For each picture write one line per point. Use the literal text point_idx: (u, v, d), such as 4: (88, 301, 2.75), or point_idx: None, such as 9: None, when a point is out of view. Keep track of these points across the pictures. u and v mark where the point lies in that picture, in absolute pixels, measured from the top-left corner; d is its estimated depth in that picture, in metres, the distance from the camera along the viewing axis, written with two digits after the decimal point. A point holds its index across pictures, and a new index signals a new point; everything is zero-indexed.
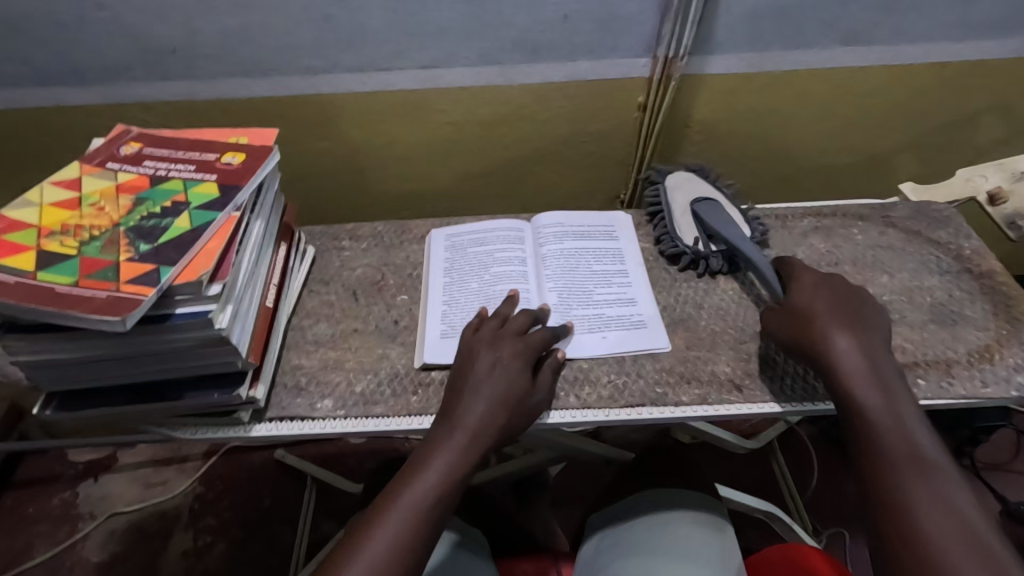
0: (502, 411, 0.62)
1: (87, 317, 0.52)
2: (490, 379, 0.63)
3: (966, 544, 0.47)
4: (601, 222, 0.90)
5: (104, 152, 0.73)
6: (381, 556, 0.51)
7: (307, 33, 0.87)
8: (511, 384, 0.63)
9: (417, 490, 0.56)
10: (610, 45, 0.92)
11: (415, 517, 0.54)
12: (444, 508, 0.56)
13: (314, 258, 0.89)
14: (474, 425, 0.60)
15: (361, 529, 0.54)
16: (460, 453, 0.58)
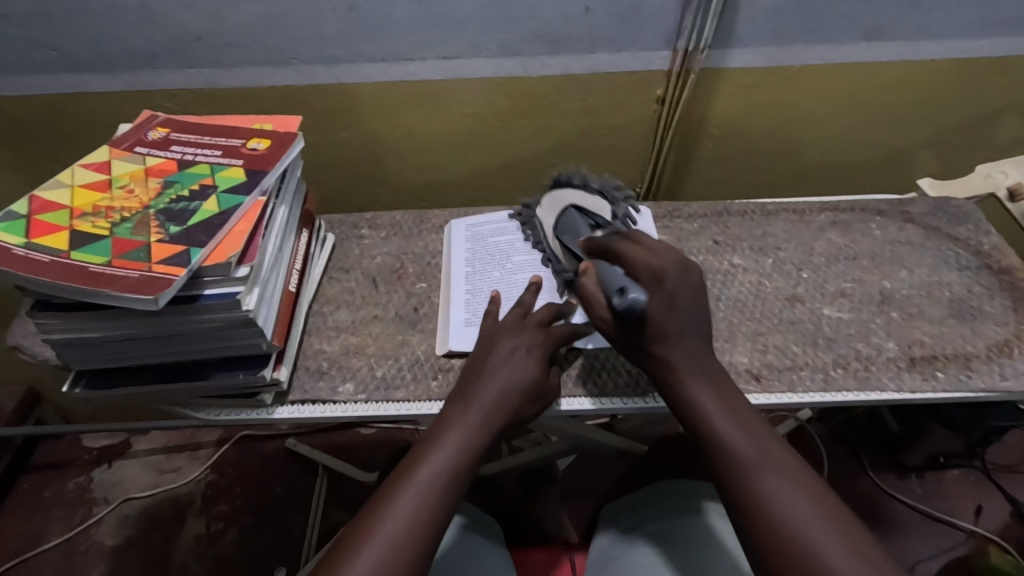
0: (519, 393, 0.62)
1: (120, 295, 0.53)
2: (511, 364, 0.64)
3: (801, 494, 0.49)
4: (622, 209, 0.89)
5: (132, 137, 0.74)
6: (400, 531, 0.51)
7: (330, 22, 0.88)
8: (528, 367, 0.64)
9: (432, 465, 0.56)
10: (631, 37, 0.92)
11: (429, 492, 0.54)
12: (460, 483, 0.56)
13: (334, 246, 0.90)
14: (490, 403, 0.61)
15: (377, 503, 0.54)
16: (473, 430, 0.59)
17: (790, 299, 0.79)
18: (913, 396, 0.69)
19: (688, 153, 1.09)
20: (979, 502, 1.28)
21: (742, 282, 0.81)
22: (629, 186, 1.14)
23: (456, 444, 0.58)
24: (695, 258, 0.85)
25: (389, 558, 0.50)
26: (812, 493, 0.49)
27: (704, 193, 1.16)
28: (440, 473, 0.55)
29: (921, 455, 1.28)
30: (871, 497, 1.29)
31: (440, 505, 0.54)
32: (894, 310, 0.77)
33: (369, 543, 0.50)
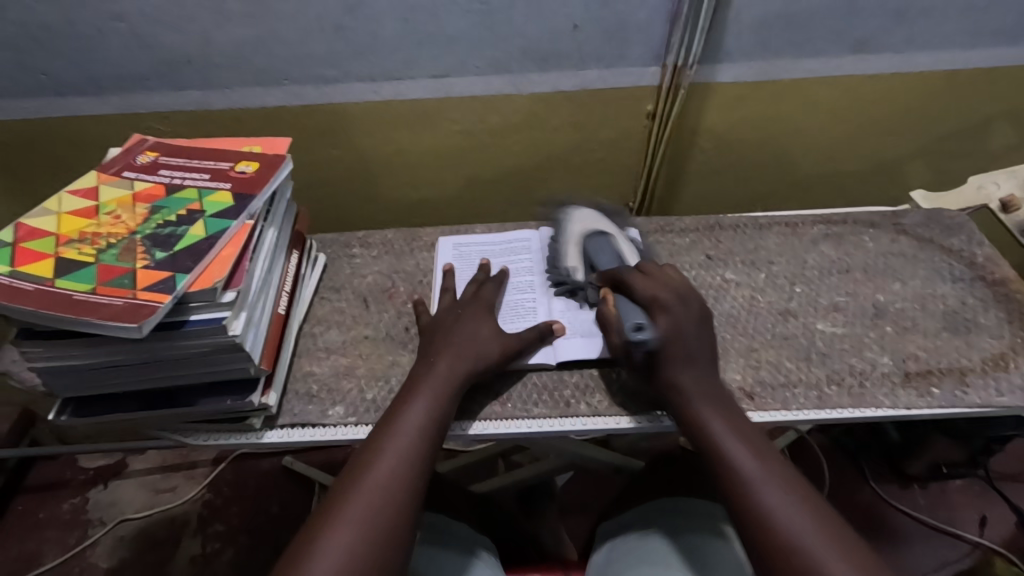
0: (477, 357, 0.68)
1: (103, 323, 0.53)
2: (462, 333, 0.70)
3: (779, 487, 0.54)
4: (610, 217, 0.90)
5: (120, 161, 0.74)
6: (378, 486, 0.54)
7: (320, 43, 0.88)
8: (481, 336, 0.70)
9: (402, 425, 0.60)
10: (620, 54, 0.93)
11: (405, 452, 0.58)
12: (433, 439, 0.60)
13: (325, 265, 0.89)
14: (448, 367, 0.66)
15: (355, 465, 0.57)
16: (435, 391, 0.64)
17: (783, 313, 0.79)
18: (908, 411, 0.68)
19: (680, 166, 1.09)
20: (983, 512, 1.26)
21: (734, 297, 0.81)
22: (622, 200, 1.14)
23: (420, 406, 0.62)
24: (687, 273, 0.85)
25: (370, 511, 0.53)
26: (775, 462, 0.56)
27: (697, 205, 1.16)
28: (411, 432, 0.59)
29: (923, 465, 1.27)
30: (874, 508, 1.28)
31: (416, 461, 0.57)
32: (887, 324, 0.76)
33: (348, 505, 0.53)
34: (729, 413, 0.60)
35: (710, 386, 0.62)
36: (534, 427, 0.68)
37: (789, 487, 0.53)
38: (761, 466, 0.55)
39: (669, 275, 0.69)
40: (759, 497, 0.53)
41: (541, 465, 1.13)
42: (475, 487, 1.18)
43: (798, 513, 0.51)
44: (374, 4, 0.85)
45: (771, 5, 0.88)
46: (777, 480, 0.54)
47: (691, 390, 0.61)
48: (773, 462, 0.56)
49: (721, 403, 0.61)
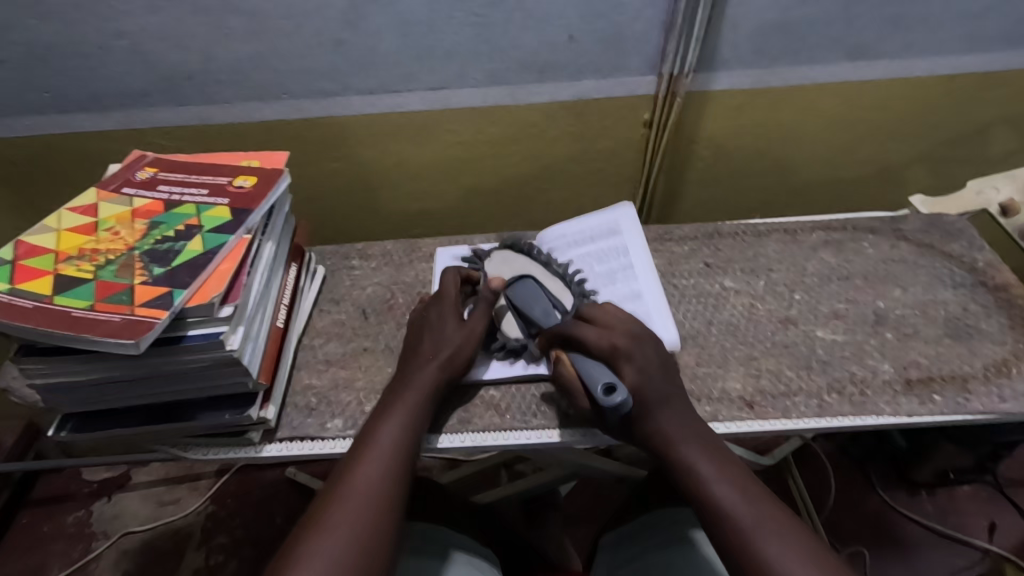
0: (449, 363, 0.67)
1: (101, 340, 0.53)
2: (432, 337, 0.69)
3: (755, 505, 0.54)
4: (601, 223, 0.87)
5: (120, 178, 0.74)
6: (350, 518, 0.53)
7: (318, 57, 0.89)
8: (455, 340, 0.68)
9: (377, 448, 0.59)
10: (616, 64, 0.93)
11: (379, 478, 0.57)
12: (406, 459, 0.60)
13: (324, 277, 0.89)
14: (425, 379, 0.66)
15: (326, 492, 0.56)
16: (411, 409, 0.63)
17: (783, 321, 0.78)
18: (910, 419, 0.67)
19: (679, 174, 1.09)
20: (992, 519, 1.24)
21: (733, 305, 0.81)
22: None
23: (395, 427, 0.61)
24: (686, 281, 0.85)
25: (344, 542, 0.51)
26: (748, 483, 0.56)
27: (697, 212, 1.16)
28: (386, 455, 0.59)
29: (931, 471, 1.25)
30: (882, 515, 1.26)
31: (391, 485, 0.57)
32: (888, 331, 0.76)
33: (320, 531, 0.52)
34: (703, 446, 0.59)
35: (682, 420, 0.61)
36: (534, 438, 0.68)
37: (773, 514, 0.53)
38: (745, 503, 0.54)
39: (616, 316, 0.67)
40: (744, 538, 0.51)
41: (544, 474, 1.13)
42: (477, 497, 1.17)
43: (790, 549, 0.50)
44: (372, 18, 0.85)
45: (767, 13, 0.88)
46: (762, 518, 0.52)
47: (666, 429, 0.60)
48: (754, 497, 0.54)
49: (692, 435, 0.60)
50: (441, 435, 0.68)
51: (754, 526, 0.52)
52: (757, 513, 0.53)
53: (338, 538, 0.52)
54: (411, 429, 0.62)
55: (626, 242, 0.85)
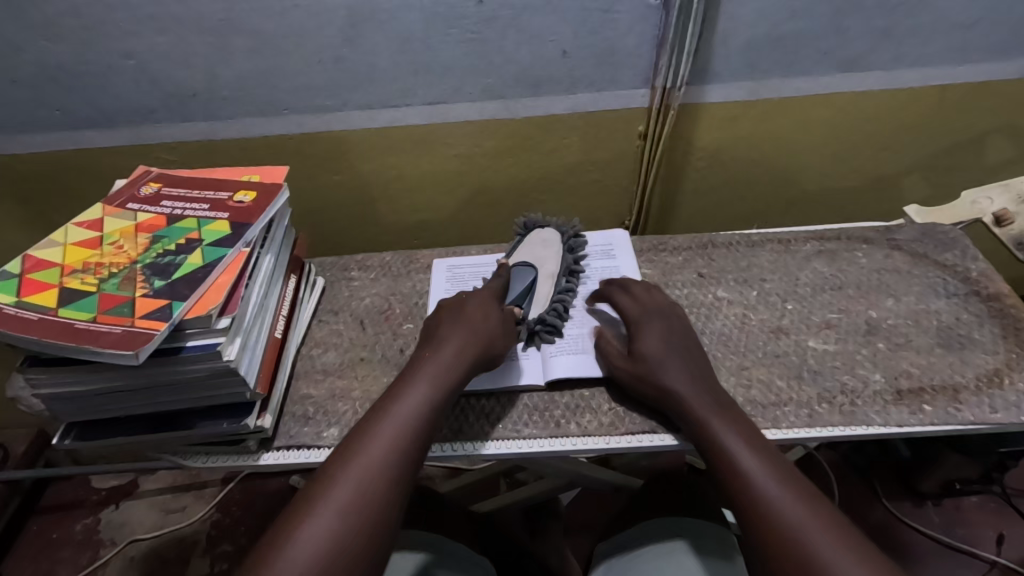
0: (481, 349, 0.68)
1: (102, 351, 0.55)
2: (467, 318, 0.70)
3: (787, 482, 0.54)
4: (597, 244, 0.91)
5: (125, 193, 0.77)
6: (354, 495, 0.53)
7: (319, 74, 0.91)
8: (487, 327, 0.69)
9: (390, 426, 0.58)
10: (610, 77, 0.95)
11: (389, 456, 0.56)
12: (418, 439, 0.58)
13: (323, 289, 0.91)
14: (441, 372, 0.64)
15: (335, 464, 0.55)
16: (431, 387, 0.62)
17: (775, 331, 0.79)
18: (900, 430, 0.67)
19: (676, 185, 1.10)
20: (1000, 530, 1.23)
21: (726, 314, 0.82)
22: (618, 218, 1.15)
23: (414, 403, 0.60)
24: (679, 291, 0.85)
25: (345, 521, 0.51)
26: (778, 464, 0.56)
27: (694, 222, 1.17)
28: (399, 432, 0.58)
29: (935, 482, 1.24)
30: (886, 526, 1.25)
31: (400, 466, 0.56)
32: (880, 341, 0.76)
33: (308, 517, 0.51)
34: (735, 426, 0.60)
35: (716, 403, 0.63)
36: (524, 447, 0.69)
37: (803, 492, 0.53)
38: (777, 483, 0.54)
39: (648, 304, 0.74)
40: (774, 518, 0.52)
41: (543, 484, 1.13)
42: (477, 506, 1.18)
43: (822, 531, 0.50)
44: (370, 36, 0.87)
45: (757, 27, 0.89)
46: (793, 500, 0.53)
47: (700, 408, 0.62)
48: (786, 478, 0.55)
49: (725, 415, 0.61)
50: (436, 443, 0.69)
51: (783, 506, 0.52)
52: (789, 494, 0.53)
53: (339, 515, 0.51)
54: (429, 406, 0.61)
55: (618, 265, 0.88)
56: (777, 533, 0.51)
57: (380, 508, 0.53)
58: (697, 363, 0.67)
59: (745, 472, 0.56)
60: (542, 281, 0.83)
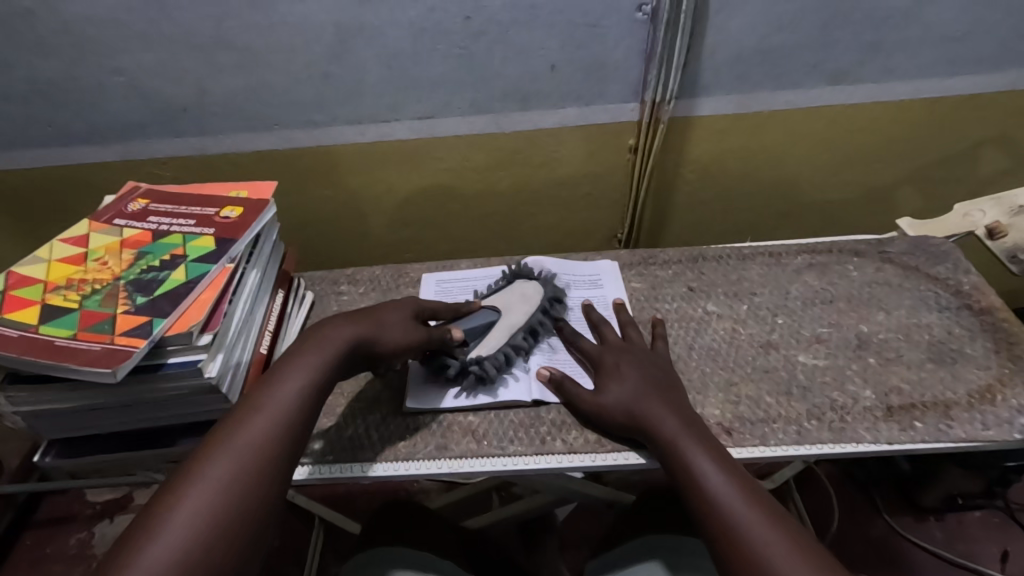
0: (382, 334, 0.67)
1: (80, 368, 0.55)
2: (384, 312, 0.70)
3: (766, 520, 0.52)
4: (587, 271, 0.91)
5: (112, 209, 0.77)
6: (238, 464, 0.49)
7: (309, 90, 0.92)
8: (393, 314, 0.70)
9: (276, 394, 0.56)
10: (599, 91, 0.95)
11: (276, 424, 0.53)
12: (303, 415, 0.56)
13: (312, 303, 0.91)
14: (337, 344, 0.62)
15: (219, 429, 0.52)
16: (323, 359, 0.60)
17: (765, 346, 0.78)
18: (890, 447, 0.66)
19: (668, 199, 1.10)
20: (1004, 546, 1.20)
21: (716, 329, 0.81)
22: (611, 231, 1.15)
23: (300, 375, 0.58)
24: (669, 305, 0.85)
25: (235, 482, 0.49)
26: (758, 498, 0.55)
27: (686, 235, 1.17)
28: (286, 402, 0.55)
29: (937, 496, 1.21)
30: (889, 541, 1.22)
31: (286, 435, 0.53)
32: (871, 355, 0.75)
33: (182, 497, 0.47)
34: (703, 445, 0.60)
35: (685, 422, 0.63)
36: (509, 465, 0.68)
37: (784, 528, 0.52)
38: (744, 502, 0.54)
39: (636, 343, 0.74)
40: (739, 536, 0.52)
41: (536, 500, 1.11)
42: (470, 522, 1.16)
43: (788, 548, 0.50)
44: (359, 52, 0.88)
45: (744, 42, 0.90)
46: (759, 519, 0.52)
47: (669, 426, 0.62)
48: (752, 499, 0.54)
49: (694, 434, 0.61)
50: (419, 460, 0.69)
51: (749, 522, 0.52)
52: (756, 513, 0.53)
53: (226, 479, 0.48)
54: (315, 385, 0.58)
55: (607, 293, 0.87)
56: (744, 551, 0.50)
57: (261, 481, 0.50)
58: (665, 388, 0.67)
59: (713, 489, 0.56)
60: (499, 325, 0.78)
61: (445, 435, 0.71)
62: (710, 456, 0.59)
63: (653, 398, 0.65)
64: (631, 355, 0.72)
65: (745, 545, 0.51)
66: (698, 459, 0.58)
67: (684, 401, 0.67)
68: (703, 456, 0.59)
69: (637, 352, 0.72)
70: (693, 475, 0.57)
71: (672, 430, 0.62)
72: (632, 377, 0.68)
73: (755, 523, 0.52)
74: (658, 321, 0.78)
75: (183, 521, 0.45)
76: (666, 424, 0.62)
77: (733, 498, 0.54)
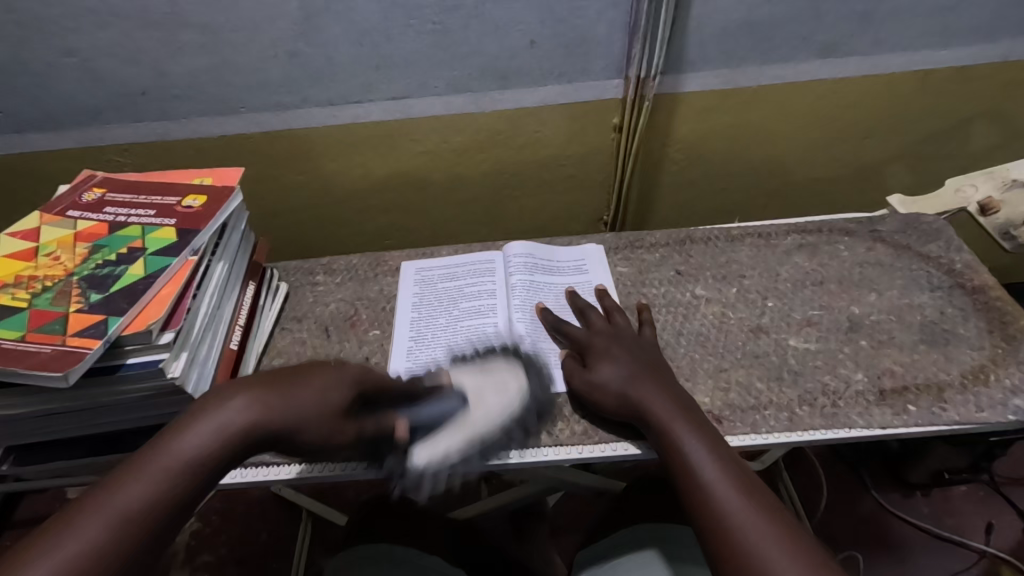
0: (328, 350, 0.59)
1: (29, 373, 0.51)
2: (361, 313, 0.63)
3: (758, 511, 0.50)
4: (571, 257, 0.88)
5: (67, 200, 0.72)
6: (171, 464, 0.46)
7: (274, 70, 0.87)
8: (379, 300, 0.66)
9: (211, 404, 0.50)
10: (580, 68, 0.91)
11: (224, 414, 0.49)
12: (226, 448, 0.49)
13: (287, 294, 0.87)
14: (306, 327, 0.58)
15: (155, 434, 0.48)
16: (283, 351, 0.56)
17: (754, 330, 0.76)
18: (883, 432, 0.65)
19: (654, 179, 1.07)
20: (989, 519, 1.20)
21: (704, 313, 0.79)
22: (596, 214, 1.12)
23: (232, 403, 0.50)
24: (656, 290, 0.82)
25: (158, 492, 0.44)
26: (752, 488, 0.52)
27: (673, 218, 1.14)
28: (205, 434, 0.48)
29: (924, 472, 1.21)
30: (876, 518, 1.22)
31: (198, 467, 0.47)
32: (862, 338, 0.73)
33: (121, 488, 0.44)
34: (697, 427, 0.58)
35: (677, 405, 0.60)
36: (494, 459, 0.65)
37: (775, 520, 0.49)
38: (740, 490, 0.52)
39: (622, 326, 0.72)
40: (733, 524, 0.49)
41: (524, 489, 1.09)
42: (458, 512, 1.15)
43: (783, 540, 0.47)
44: (327, 28, 0.83)
45: (731, 14, 0.86)
46: (754, 506, 0.50)
47: (660, 408, 0.60)
48: (744, 485, 0.52)
49: (687, 416, 0.59)
50: None
51: (740, 512, 0.50)
52: (750, 502, 0.51)
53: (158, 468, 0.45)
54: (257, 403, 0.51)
55: (592, 279, 0.84)
56: (738, 539, 0.48)
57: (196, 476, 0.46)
58: (660, 371, 0.65)
59: (709, 473, 0.53)
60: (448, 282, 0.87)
61: (440, 390, 0.67)
62: (703, 441, 0.56)
63: (642, 380, 0.63)
64: (623, 337, 0.69)
65: (736, 538, 0.48)
66: (688, 444, 0.56)
67: (675, 382, 0.65)
68: (695, 441, 0.56)
69: (628, 336, 0.70)
70: (682, 462, 0.55)
71: (663, 412, 0.60)
72: (618, 355, 0.66)
73: (745, 514, 0.50)
74: (644, 306, 0.76)
75: (86, 539, 0.41)
76: (654, 407, 0.60)
77: (725, 487, 0.52)
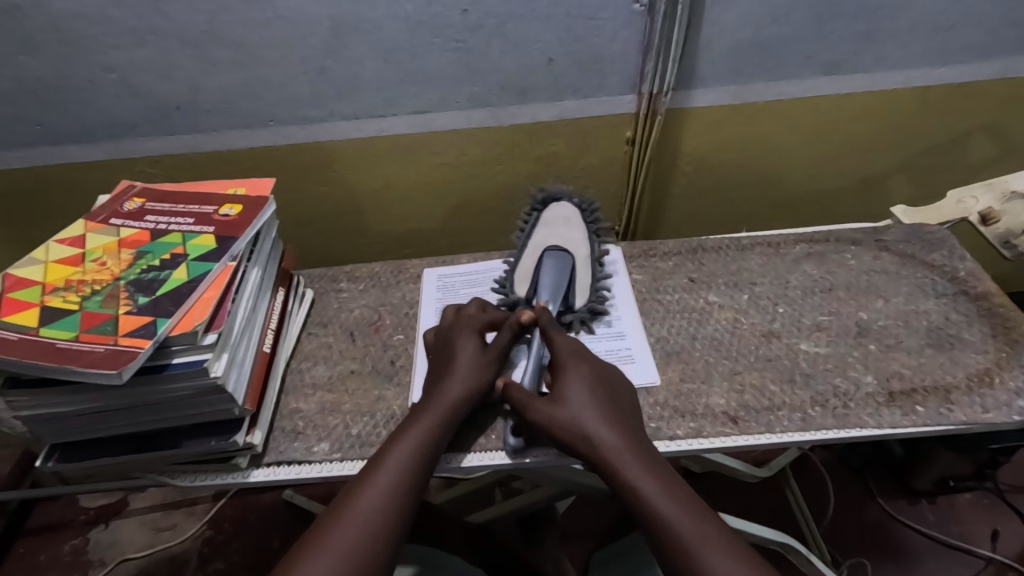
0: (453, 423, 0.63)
1: (84, 371, 0.54)
2: (485, 360, 0.68)
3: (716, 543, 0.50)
4: None
5: (108, 209, 0.75)
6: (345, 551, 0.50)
7: (303, 86, 0.91)
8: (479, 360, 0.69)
9: (369, 496, 0.55)
10: (596, 84, 0.95)
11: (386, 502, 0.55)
12: (416, 481, 0.57)
13: (312, 301, 0.90)
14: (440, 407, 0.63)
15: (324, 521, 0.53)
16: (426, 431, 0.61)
17: (767, 334, 0.79)
18: (893, 431, 0.67)
19: (664, 192, 1.11)
20: (994, 526, 1.22)
21: (718, 319, 0.81)
22: (608, 224, 1.15)
23: (416, 437, 0.60)
24: (671, 296, 0.85)
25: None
26: (708, 518, 0.52)
27: (682, 228, 1.17)
28: (396, 467, 0.57)
29: (930, 479, 1.23)
30: (882, 525, 1.24)
31: (404, 497, 0.56)
32: (871, 342, 0.76)
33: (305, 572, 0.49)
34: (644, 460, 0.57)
35: (624, 433, 0.59)
36: (519, 458, 0.67)
37: (735, 549, 0.50)
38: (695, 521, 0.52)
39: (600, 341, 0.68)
40: (692, 552, 0.50)
41: (537, 494, 1.11)
42: (472, 517, 1.17)
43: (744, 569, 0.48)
44: (356, 46, 0.87)
45: (739, 33, 0.90)
46: (709, 530, 0.51)
47: (608, 441, 0.58)
48: (697, 508, 0.53)
49: (635, 448, 0.58)
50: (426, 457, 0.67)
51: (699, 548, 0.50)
52: (708, 534, 0.51)
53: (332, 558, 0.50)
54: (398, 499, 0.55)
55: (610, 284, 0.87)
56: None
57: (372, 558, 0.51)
58: (607, 393, 0.63)
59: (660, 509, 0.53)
60: (528, 250, 0.85)
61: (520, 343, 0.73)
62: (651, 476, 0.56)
63: (591, 410, 0.61)
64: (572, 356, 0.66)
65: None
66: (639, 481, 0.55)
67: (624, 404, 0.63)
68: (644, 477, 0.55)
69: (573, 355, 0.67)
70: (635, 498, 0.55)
71: (610, 446, 0.58)
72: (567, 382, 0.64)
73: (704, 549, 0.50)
74: None
75: None
76: (602, 441, 0.58)
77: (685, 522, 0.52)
